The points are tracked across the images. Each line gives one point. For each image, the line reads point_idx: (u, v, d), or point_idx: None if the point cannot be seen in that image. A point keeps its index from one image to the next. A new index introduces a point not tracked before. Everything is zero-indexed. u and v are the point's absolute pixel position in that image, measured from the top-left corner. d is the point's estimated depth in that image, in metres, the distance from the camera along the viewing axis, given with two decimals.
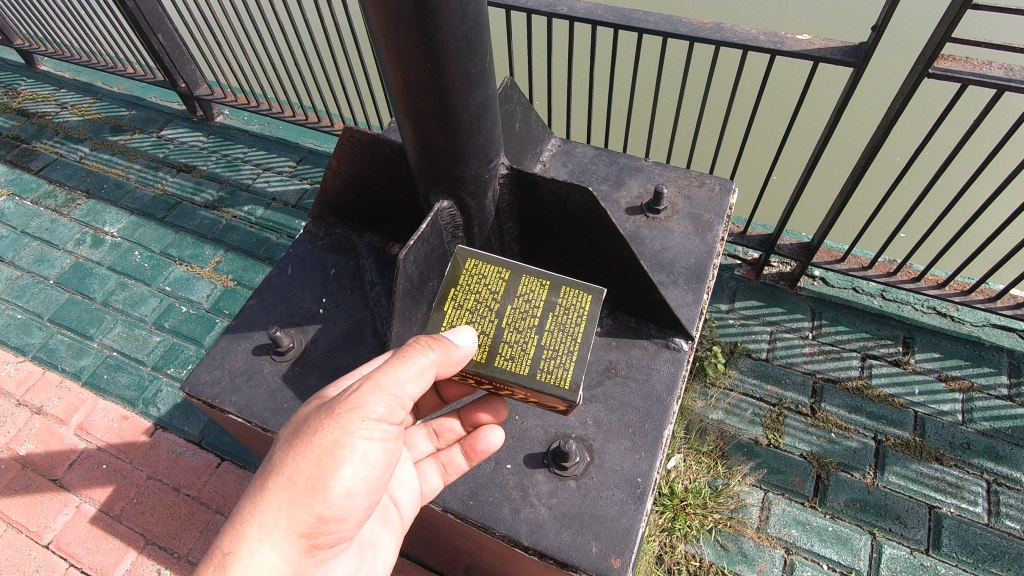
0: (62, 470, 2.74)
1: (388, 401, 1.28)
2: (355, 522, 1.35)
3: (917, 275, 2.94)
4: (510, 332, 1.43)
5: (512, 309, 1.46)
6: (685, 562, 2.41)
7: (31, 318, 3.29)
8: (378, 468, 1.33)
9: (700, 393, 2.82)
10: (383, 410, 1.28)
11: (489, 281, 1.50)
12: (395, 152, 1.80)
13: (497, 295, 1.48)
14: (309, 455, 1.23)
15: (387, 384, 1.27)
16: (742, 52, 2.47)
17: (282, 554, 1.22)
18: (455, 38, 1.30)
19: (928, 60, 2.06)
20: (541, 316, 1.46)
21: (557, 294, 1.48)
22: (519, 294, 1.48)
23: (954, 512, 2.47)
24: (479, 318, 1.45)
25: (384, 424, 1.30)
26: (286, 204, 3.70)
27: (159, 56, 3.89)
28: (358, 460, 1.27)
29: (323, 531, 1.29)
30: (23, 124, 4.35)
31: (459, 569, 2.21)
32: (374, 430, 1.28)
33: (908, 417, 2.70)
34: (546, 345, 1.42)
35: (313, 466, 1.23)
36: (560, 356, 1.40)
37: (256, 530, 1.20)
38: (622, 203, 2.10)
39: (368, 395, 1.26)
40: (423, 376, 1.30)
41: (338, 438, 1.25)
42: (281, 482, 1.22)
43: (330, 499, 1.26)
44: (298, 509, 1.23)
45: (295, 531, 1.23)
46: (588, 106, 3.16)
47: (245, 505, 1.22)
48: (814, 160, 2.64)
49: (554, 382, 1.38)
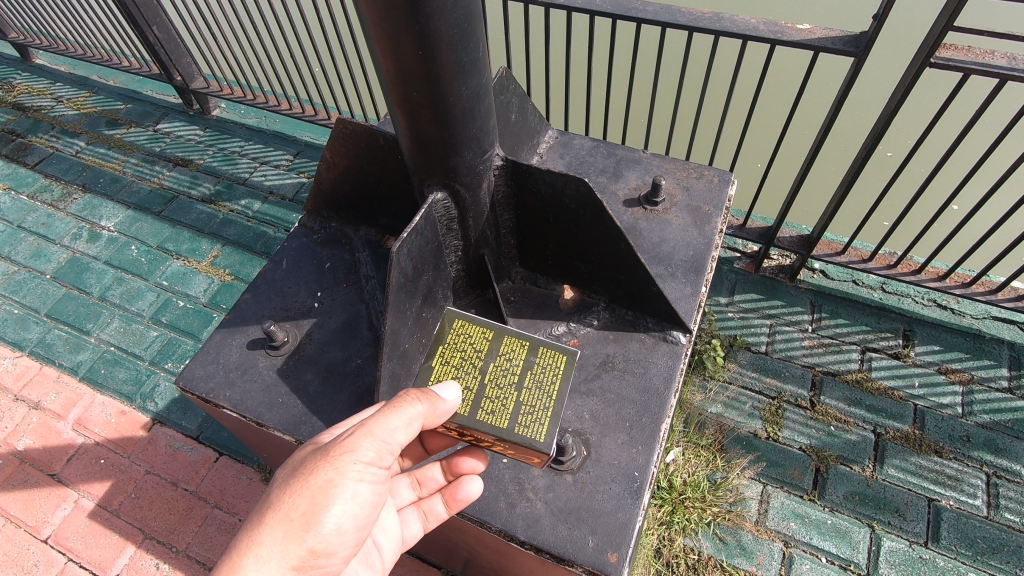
0: (61, 465, 2.73)
1: (379, 446, 1.27)
2: (343, 560, 1.34)
3: (917, 268, 2.92)
4: (491, 389, 1.42)
5: (494, 367, 1.45)
6: (684, 556, 2.40)
7: (28, 314, 3.27)
8: (369, 509, 1.32)
9: (699, 386, 2.82)
10: (374, 454, 1.27)
11: (474, 341, 1.49)
12: (389, 144, 1.78)
13: (480, 353, 1.47)
14: (305, 492, 1.22)
15: (380, 429, 1.26)
16: (741, 41, 2.45)
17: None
18: (448, 26, 1.28)
19: (930, 49, 2.04)
20: (522, 374, 1.44)
21: (537, 354, 1.47)
22: (501, 354, 1.47)
23: (953, 505, 2.46)
24: (464, 374, 1.44)
25: (375, 467, 1.28)
26: (284, 198, 3.68)
27: (155, 48, 3.87)
28: (351, 501, 1.27)
29: (314, 567, 1.27)
30: (19, 118, 4.32)
31: (457, 563, 2.21)
32: (367, 473, 1.27)
33: (908, 410, 2.69)
34: (524, 401, 1.41)
35: (308, 503, 1.22)
36: (538, 412, 1.39)
37: (252, 562, 1.18)
38: (619, 195, 2.08)
39: (361, 439, 1.25)
40: (414, 424, 1.29)
41: (332, 478, 1.24)
42: (277, 517, 1.21)
43: (322, 537, 1.25)
44: (292, 544, 1.21)
45: (288, 564, 1.22)
46: (587, 98, 3.13)
47: (242, 537, 1.20)
48: (814, 151, 2.61)
49: (530, 436, 1.36)
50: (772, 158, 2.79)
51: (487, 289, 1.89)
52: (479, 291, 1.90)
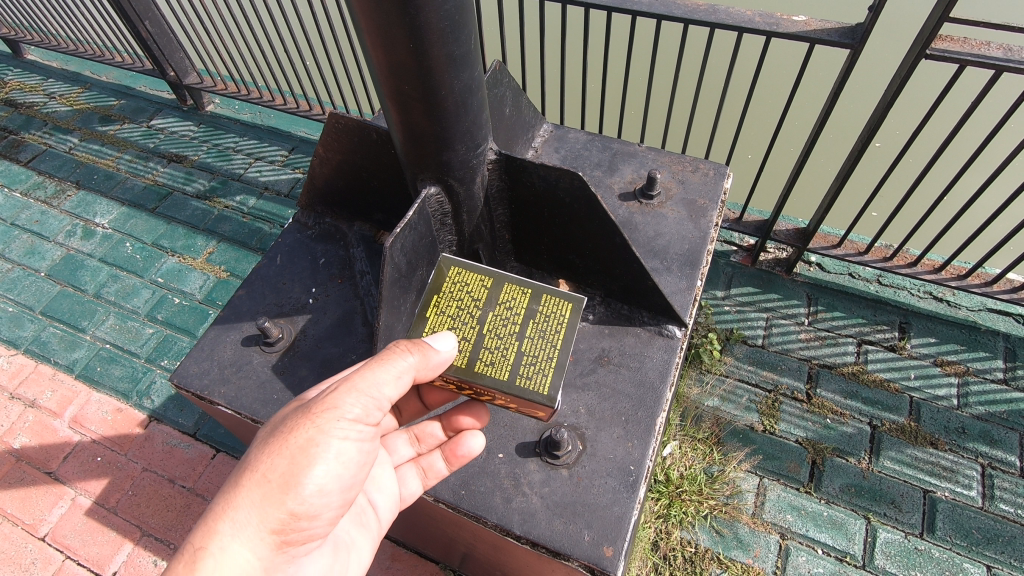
0: (57, 463, 2.73)
1: (365, 402, 1.27)
2: (329, 520, 1.34)
3: (913, 260, 2.92)
4: (491, 339, 1.42)
5: (493, 316, 1.45)
6: (680, 548, 2.41)
7: (23, 311, 3.26)
8: (355, 467, 1.32)
9: (696, 380, 2.82)
10: (360, 410, 1.27)
11: (471, 289, 1.48)
12: (382, 138, 1.77)
13: (478, 302, 1.46)
14: (284, 453, 1.22)
15: (365, 383, 1.26)
16: (737, 34, 2.44)
17: (253, 551, 1.21)
18: (438, 19, 1.27)
19: (926, 41, 2.03)
20: (523, 323, 1.44)
21: (539, 302, 1.46)
22: (500, 303, 1.46)
23: (949, 496, 2.47)
24: (463, 324, 1.44)
25: (360, 424, 1.29)
26: (279, 193, 3.66)
27: (147, 43, 3.85)
28: (335, 460, 1.26)
29: (296, 529, 1.27)
30: (11, 115, 4.29)
31: (455, 557, 2.21)
32: (352, 429, 1.27)
33: (904, 402, 2.70)
34: (526, 351, 1.40)
35: (287, 464, 1.22)
36: (540, 362, 1.39)
37: (228, 526, 1.18)
38: (615, 189, 2.08)
39: (345, 394, 1.26)
40: (402, 377, 1.30)
41: (313, 437, 1.24)
42: (255, 478, 1.21)
43: (303, 498, 1.24)
44: (270, 506, 1.21)
45: (266, 527, 1.22)
46: (582, 91, 3.11)
47: (218, 501, 1.20)
48: (810, 144, 2.61)
49: (532, 388, 1.37)
50: (768, 150, 2.79)
51: None
52: None
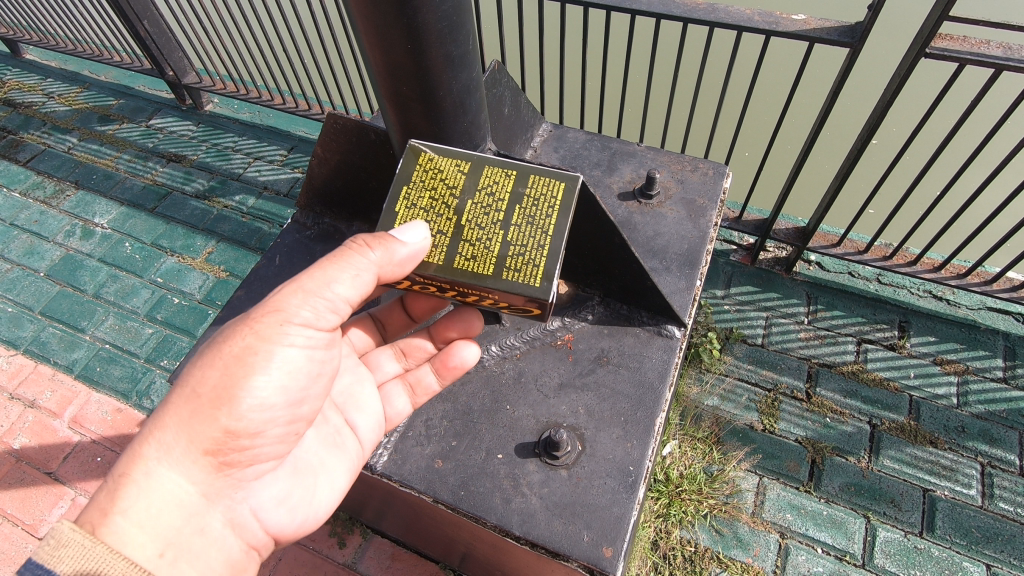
0: (57, 463, 2.73)
1: (310, 304, 1.30)
2: (274, 438, 1.36)
3: (912, 259, 2.92)
4: (471, 229, 1.36)
5: (472, 204, 1.38)
6: (680, 548, 2.41)
7: (22, 311, 3.26)
8: (298, 378, 1.35)
9: (695, 379, 2.81)
10: (307, 312, 1.30)
11: (446, 176, 1.40)
12: (380, 138, 1.77)
13: (455, 192, 1.39)
14: (216, 364, 1.25)
15: (311, 285, 1.30)
16: (737, 33, 2.44)
17: (186, 469, 1.22)
18: (437, 19, 1.27)
19: (925, 40, 2.02)
20: (507, 209, 1.38)
21: (524, 185, 1.39)
22: (480, 189, 1.39)
23: (948, 495, 2.47)
24: (439, 215, 1.37)
25: (304, 328, 1.31)
26: (278, 193, 3.66)
27: (146, 43, 3.84)
28: (275, 367, 1.29)
29: (235, 446, 1.28)
30: (10, 114, 4.29)
31: (455, 557, 2.21)
32: (295, 334, 1.30)
33: (903, 401, 2.70)
34: (513, 239, 1.35)
35: (220, 375, 1.25)
36: (529, 250, 1.34)
37: (154, 449, 1.19)
38: (614, 188, 2.08)
39: (287, 298, 1.29)
40: (355, 273, 1.30)
41: (249, 345, 1.27)
42: (185, 395, 1.24)
43: (239, 411, 1.26)
44: (202, 422, 1.23)
45: (198, 445, 1.23)
46: (582, 90, 3.11)
47: (146, 424, 1.22)
48: (809, 143, 2.60)
49: (521, 279, 1.32)
50: (768, 149, 2.78)
51: None
52: None
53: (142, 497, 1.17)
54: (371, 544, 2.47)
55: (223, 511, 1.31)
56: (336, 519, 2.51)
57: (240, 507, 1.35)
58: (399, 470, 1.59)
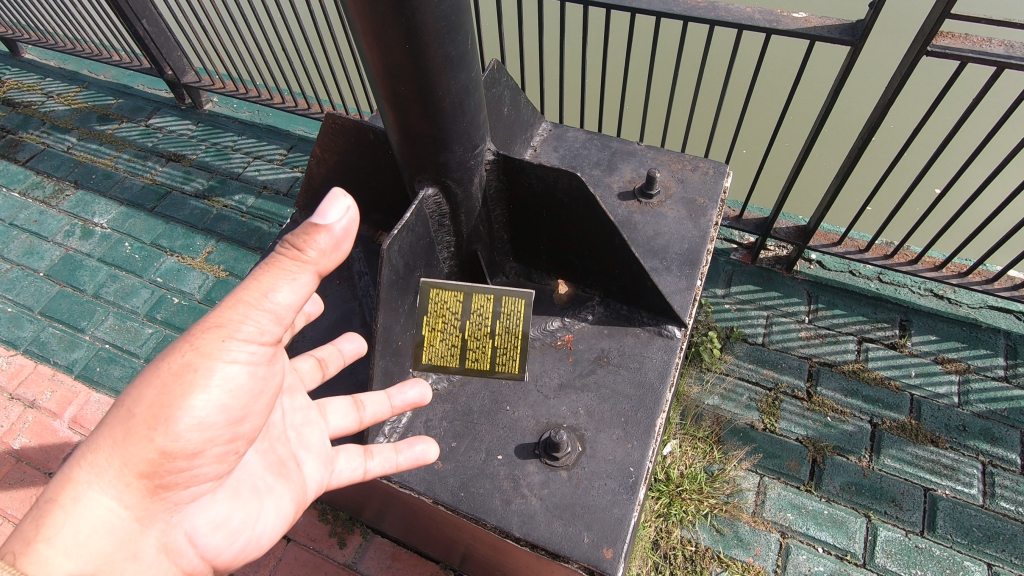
0: (57, 463, 2.73)
1: (251, 319, 1.21)
2: (215, 458, 1.30)
3: (913, 258, 2.91)
4: (470, 343, 1.57)
5: (469, 327, 1.56)
6: (681, 547, 2.41)
7: (22, 311, 3.25)
8: (239, 395, 1.27)
9: (696, 378, 2.81)
10: (248, 327, 1.21)
11: (445, 306, 1.55)
12: (379, 138, 1.76)
13: (454, 318, 1.55)
14: (153, 382, 1.18)
15: (250, 297, 1.20)
16: (737, 31, 2.43)
17: (119, 493, 1.17)
18: (434, 19, 1.26)
19: (927, 38, 2.02)
20: (494, 326, 1.56)
21: (501, 304, 1.54)
22: (473, 314, 1.54)
23: (949, 494, 2.46)
24: (445, 335, 1.57)
25: (246, 344, 1.23)
26: (277, 192, 3.65)
27: (145, 42, 3.83)
28: (214, 386, 1.22)
29: (171, 469, 1.22)
30: (9, 114, 4.28)
31: (455, 558, 2.21)
32: (237, 350, 1.22)
33: (904, 400, 2.69)
34: (501, 345, 1.57)
35: (156, 394, 1.18)
36: (512, 349, 1.58)
37: (86, 471, 1.14)
38: (614, 188, 2.07)
39: (227, 312, 1.20)
40: (300, 280, 1.22)
41: (188, 362, 1.19)
42: (120, 415, 1.18)
43: (175, 430, 1.20)
44: (135, 444, 1.16)
45: (132, 468, 1.17)
46: (582, 89, 3.10)
47: (81, 445, 1.17)
48: (810, 141, 2.59)
49: (510, 370, 1.59)
50: (768, 148, 2.78)
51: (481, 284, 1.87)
52: None
53: (70, 524, 1.12)
54: (371, 544, 2.47)
55: (158, 535, 1.25)
56: (336, 519, 2.51)
57: (177, 530, 1.28)
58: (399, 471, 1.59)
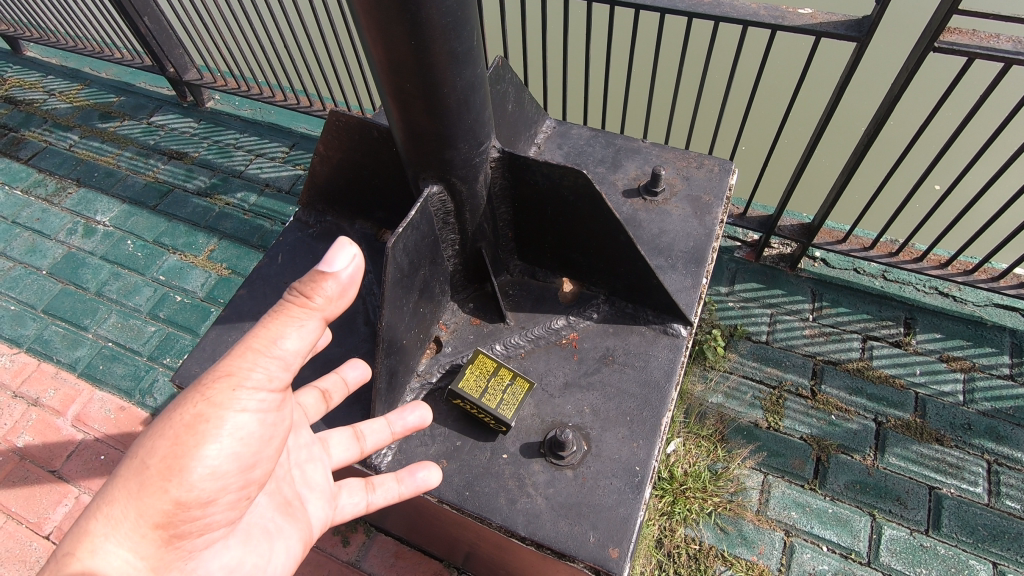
0: (60, 461, 2.73)
1: (263, 366, 1.23)
2: (226, 505, 1.32)
3: (919, 256, 2.89)
4: (487, 394, 1.56)
5: (493, 380, 1.58)
6: (685, 546, 2.40)
7: (25, 309, 3.25)
8: (251, 442, 1.30)
9: (700, 376, 2.80)
10: (259, 375, 1.24)
11: (480, 367, 1.59)
12: (383, 136, 1.75)
13: (483, 375, 1.58)
14: (166, 434, 1.20)
15: (260, 345, 1.22)
16: (742, 27, 2.41)
17: (134, 545, 1.18)
18: (440, 15, 1.25)
19: (934, 34, 2.00)
20: (506, 382, 1.58)
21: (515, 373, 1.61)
22: (497, 373, 1.59)
23: (954, 493, 2.45)
24: (472, 381, 1.57)
25: (258, 393, 1.25)
26: (280, 190, 3.64)
27: (147, 39, 3.83)
28: (226, 435, 1.24)
29: (185, 518, 1.24)
30: (11, 112, 4.27)
31: (459, 556, 2.20)
32: (247, 399, 1.24)
33: (909, 398, 2.68)
34: (506, 398, 1.57)
35: (170, 446, 1.20)
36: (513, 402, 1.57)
37: (101, 525, 1.15)
38: (619, 185, 2.06)
39: (239, 361, 1.22)
40: (308, 327, 1.24)
41: (201, 413, 1.21)
42: (134, 467, 1.19)
43: (189, 481, 1.22)
44: (151, 496, 1.18)
45: (148, 520, 1.19)
46: (585, 86, 3.09)
47: (94, 497, 1.18)
48: (815, 138, 2.58)
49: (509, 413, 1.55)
50: (773, 145, 2.76)
51: (485, 282, 1.86)
52: (477, 284, 1.86)
53: None
54: (374, 543, 2.47)
55: None
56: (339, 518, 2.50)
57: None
58: None
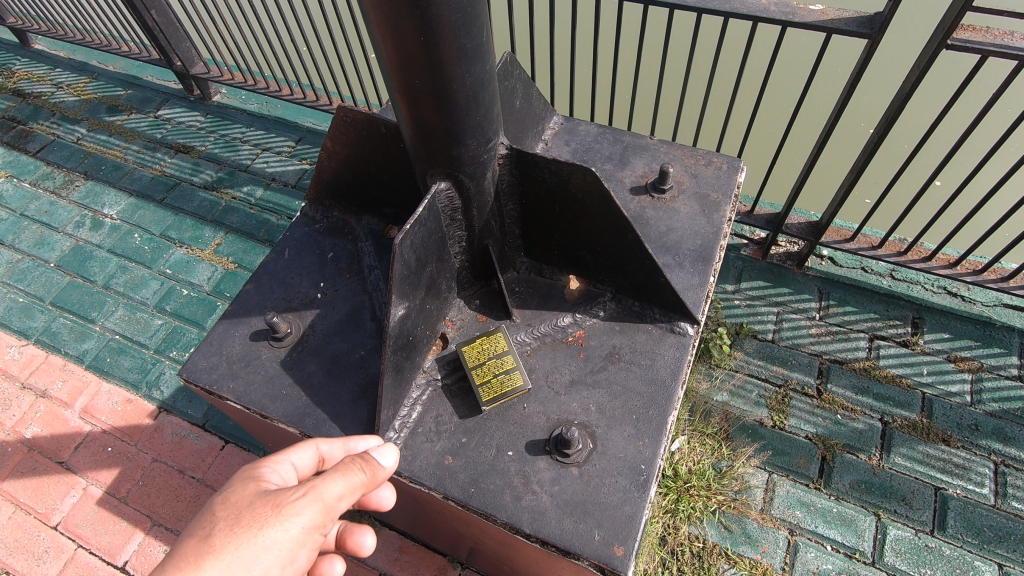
0: (68, 452, 2.75)
1: (327, 515, 1.26)
2: None
3: (927, 255, 2.87)
4: (483, 370, 1.65)
5: (494, 362, 1.66)
6: (688, 543, 2.40)
7: (33, 302, 3.27)
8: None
9: (705, 374, 2.80)
10: (322, 522, 1.25)
11: (491, 344, 1.68)
12: (391, 132, 1.75)
13: (490, 352, 1.67)
14: (242, 551, 1.17)
15: (331, 500, 1.26)
16: (752, 23, 2.39)
17: None
18: (449, 10, 1.24)
19: (947, 30, 1.98)
20: (504, 372, 1.65)
21: (518, 369, 1.65)
22: (504, 360, 1.66)
23: (960, 494, 2.44)
24: (477, 353, 1.68)
25: (317, 537, 1.26)
26: (286, 184, 3.65)
27: (154, 33, 3.83)
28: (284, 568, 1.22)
29: None
30: (20, 105, 4.29)
31: (462, 551, 2.20)
32: (308, 542, 1.24)
33: (916, 399, 2.66)
34: (495, 385, 1.63)
35: (241, 565, 1.17)
36: (499, 394, 1.62)
37: None
38: (626, 183, 2.05)
39: (314, 505, 1.24)
40: (356, 494, 1.33)
41: (275, 543, 1.19)
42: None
43: None
44: None
45: None
46: (593, 82, 3.07)
47: None
48: (825, 135, 2.56)
49: (490, 397, 1.62)
50: (782, 142, 2.75)
51: (492, 279, 1.86)
52: (484, 281, 1.87)
53: None
54: (378, 537, 2.48)
55: None
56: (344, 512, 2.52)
57: None
58: (410, 466, 1.57)
